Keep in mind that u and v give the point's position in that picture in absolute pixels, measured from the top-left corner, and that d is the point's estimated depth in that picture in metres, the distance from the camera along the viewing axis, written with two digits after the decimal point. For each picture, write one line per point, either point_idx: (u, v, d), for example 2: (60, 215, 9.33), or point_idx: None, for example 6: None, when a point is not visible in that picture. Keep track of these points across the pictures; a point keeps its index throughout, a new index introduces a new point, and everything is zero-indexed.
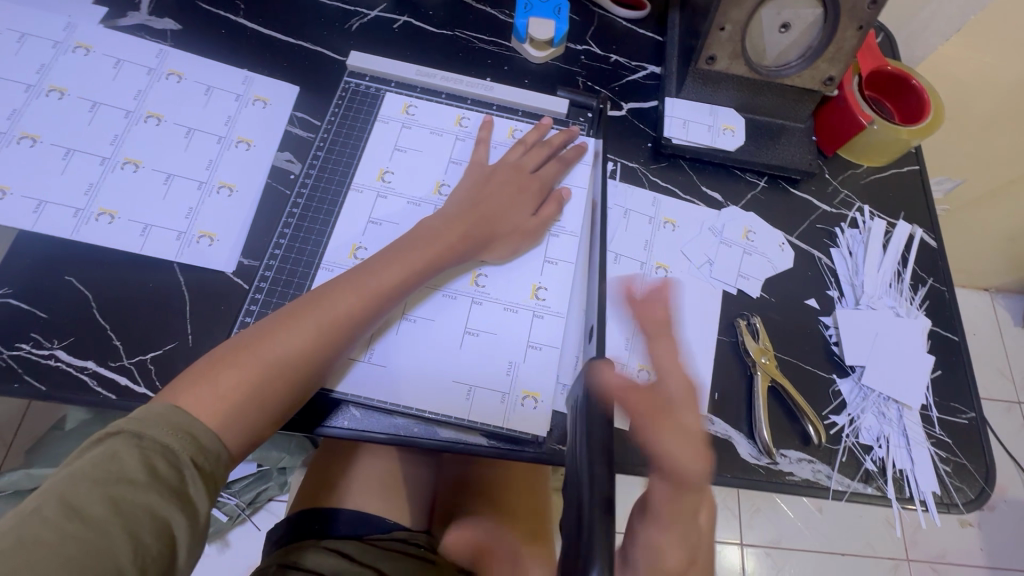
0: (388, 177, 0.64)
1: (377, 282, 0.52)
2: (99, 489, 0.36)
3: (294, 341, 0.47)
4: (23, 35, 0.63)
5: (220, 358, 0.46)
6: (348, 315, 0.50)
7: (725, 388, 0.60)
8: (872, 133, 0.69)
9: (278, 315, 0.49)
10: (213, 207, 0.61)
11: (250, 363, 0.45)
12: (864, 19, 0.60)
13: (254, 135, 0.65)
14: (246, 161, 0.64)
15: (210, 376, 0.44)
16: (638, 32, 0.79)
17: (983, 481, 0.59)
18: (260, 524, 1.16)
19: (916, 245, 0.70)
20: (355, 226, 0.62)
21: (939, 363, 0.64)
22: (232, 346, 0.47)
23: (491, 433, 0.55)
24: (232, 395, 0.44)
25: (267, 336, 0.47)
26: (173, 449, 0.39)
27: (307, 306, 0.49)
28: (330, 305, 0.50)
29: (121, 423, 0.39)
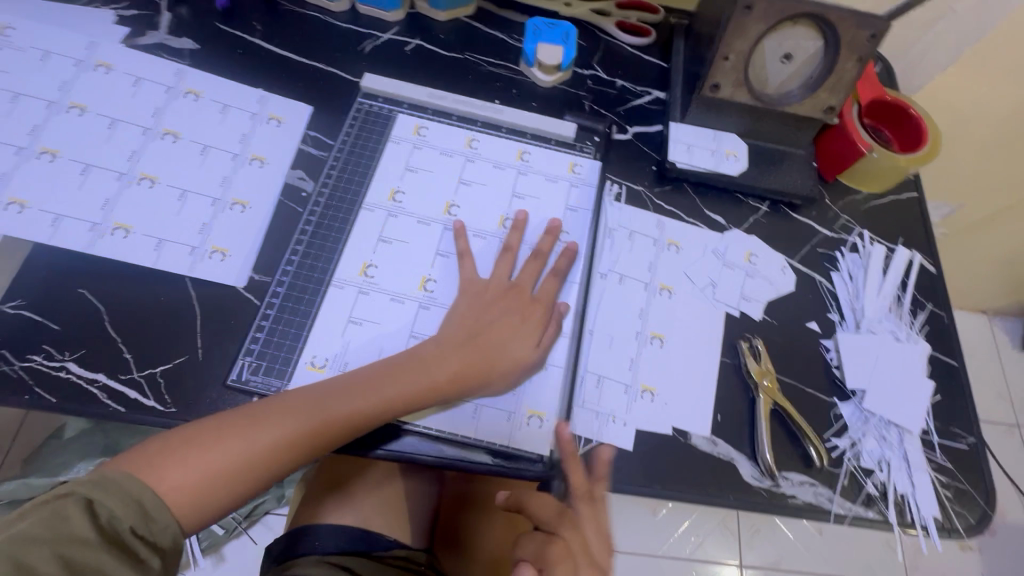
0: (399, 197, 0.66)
1: (371, 394, 0.53)
2: (49, 547, 0.40)
3: (274, 444, 0.49)
4: (46, 52, 0.64)
5: (200, 439, 0.48)
6: (339, 423, 0.51)
7: (728, 410, 0.61)
8: (871, 161, 0.71)
9: (265, 407, 0.50)
10: (227, 224, 0.62)
11: (220, 457, 0.48)
12: (864, 51, 0.62)
13: (269, 153, 0.67)
14: (260, 180, 0.65)
15: (190, 456, 0.47)
16: (643, 57, 0.82)
17: (985, 506, 0.59)
18: (257, 538, 1.15)
19: (915, 270, 0.71)
20: (366, 245, 0.63)
21: (939, 388, 0.65)
22: (216, 428, 0.49)
23: (495, 451, 0.56)
24: (202, 487, 0.47)
25: (252, 430, 0.49)
26: (119, 517, 0.43)
27: (294, 407, 0.51)
28: (322, 411, 0.51)
29: (77, 486, 0.43)
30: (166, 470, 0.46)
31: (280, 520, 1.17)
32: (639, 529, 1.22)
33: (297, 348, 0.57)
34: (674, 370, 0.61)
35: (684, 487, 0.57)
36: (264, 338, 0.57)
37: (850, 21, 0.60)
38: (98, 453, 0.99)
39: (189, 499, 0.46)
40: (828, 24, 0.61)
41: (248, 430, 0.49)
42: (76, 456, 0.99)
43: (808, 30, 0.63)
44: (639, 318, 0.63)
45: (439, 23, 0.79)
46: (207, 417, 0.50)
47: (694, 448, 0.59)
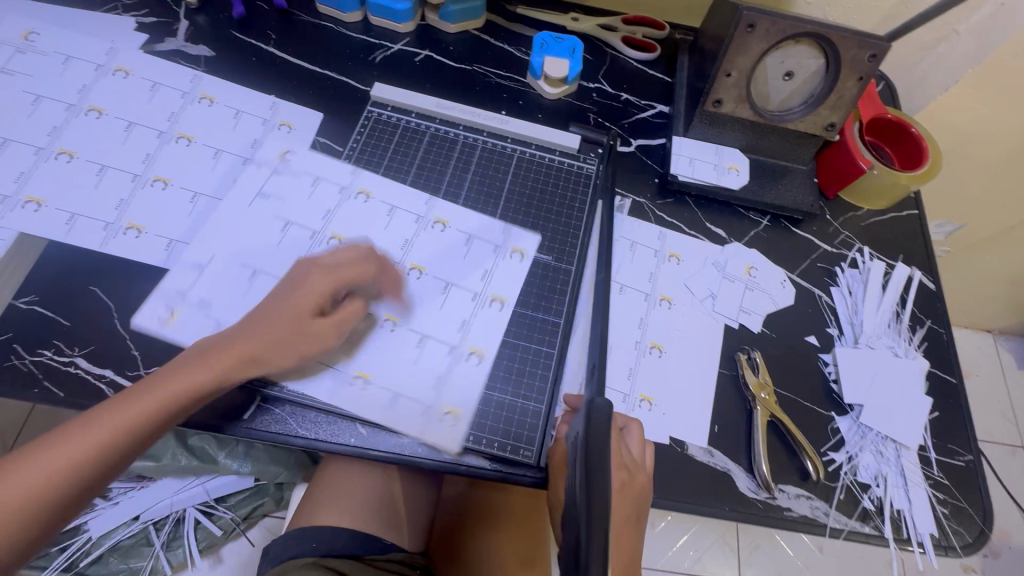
0: (367, 195, 0.67)
1: (236, 354, 0.50)
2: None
3: (126, 424, 0.44)
4: (67, 57, 0.66)
5: (38, 446, 0.42)
6: (204, 387, 0.48)
7: (725, 421, 0.61)
8: (872, 178, 0.71)
9: (123, 395, 0.46)
10: (233, 233, 0.62)
11: (63, 456, 0.42)
12: (863, 70, 0.63)
13: (298, 171, 0.67)
14: (285, 194, 0.65)
15: (14, 470, 0.41)
16: (648, 72, 0.83)
17: (982, 523, 0.59)
18: (254, 540, 1.15)
19: (915, 286, 0.71)
20: (272, 234, 0.63)
21: (937, 405, 0.65)
22: (65, 425, 0.44)
23: (494, 456, 0.56)
24: (43, 488, 0.41)
25: (96, 414, 0.44)
26: None
27: (151, 387, 0.46)
28: (158, 381, 0.47)
29: None
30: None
31: (278, 522, 1.18)
32: None
33: None
34: (672, 381, 0.62)
35: (680, 497, 0.57)
36: None
37: (850, 41, 0.61)
38: None
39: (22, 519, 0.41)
40: (829, 44, 0.62)
41: (109, 423, 0.44)
42: None
43: (810, 48, 0.64)
44: (638, 328, 0.64)
45: (449, 35, 0.81)
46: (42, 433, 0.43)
47: (690, 458, 0.59)
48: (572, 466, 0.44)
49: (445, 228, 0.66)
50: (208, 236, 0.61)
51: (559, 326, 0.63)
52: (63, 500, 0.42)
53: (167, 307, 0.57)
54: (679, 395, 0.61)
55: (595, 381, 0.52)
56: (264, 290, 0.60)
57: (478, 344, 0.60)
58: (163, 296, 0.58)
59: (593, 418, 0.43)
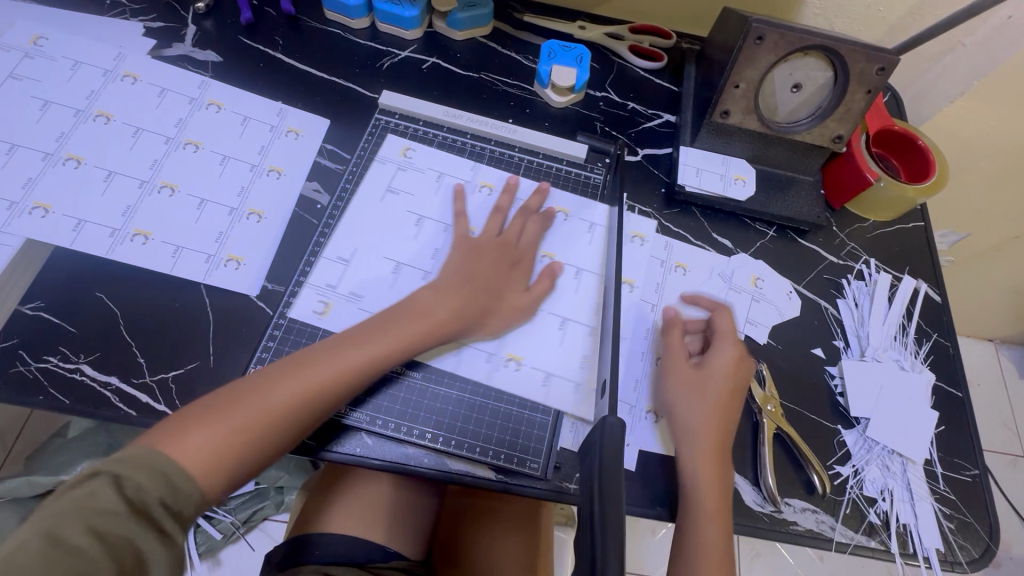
0: (490, 189, 0.70)
1: (408, 320, 0.55)
2: (80, 521, 0.37)
3: (361, 362, 0.52)
4: (76, 62, 0.66)
5: (240, 392, 0.47)
6: (396, 348, 0.54)
7: (731, 433, 0.61)
8: (879, 190, 0.71)
9: (308, 352, 0.51)
10: (377, 233, 0.65)
11: (258, 404, 0.47)
12: (872, 83, 0.63)
13: (421, 167, 0.70)
14: (413, 189, 0.69)
15: (241, 401, 0.47)
16: (655, 81, 0.83)
17: (988, 539, 0.59)
18: (254, 544, 1.15)
19: (921, 299, 0.71)
20: (406, 228, 0.66)
21: (943, 419, 0.65)
22: (283, 365, 0.50)
23: (499, 467, 0.56)
24: (282, 416, 0.47)
25: (337, 354, 0.51)
26: (145, 489, 0.40)
27: (340, 346, 0.52)
28: (399, 326, 0.54)
29: (102, 464, 0.40)
30: (222, 420, 0.45)
31: (278, 526, 1.17)
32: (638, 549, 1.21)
33: None
34: None
35: None
36: (276, 348, 0.58)
37: (859, 54, 0.61)
38: (102, 452, 1.01)
39: (250, 444, 0.46)
40: (838, 56, 0.62)
41: (297, 373, 0.49)
42: (80, 455, 1.00)
43: (818, 61, 0.64)
44: (642, 343, 0.64)
45: (456, 43, 0.81)
46: (221, 387, 0.49)
47: None
48: (582, 479, 0.44)
49: (568, 217, 0.70)
50: (344, 231, 0.64)
51: (566, 337, 0.62)
52: (292, 428, 0.48)
53: (321, 300, 0.61)
54: None
55: (604, 398, 0.52)
56: (409, 282, 0.63)
57: (588, 356, 0.61)
58: (316, 288, 0.61)
59: (607, 443, 0.42)
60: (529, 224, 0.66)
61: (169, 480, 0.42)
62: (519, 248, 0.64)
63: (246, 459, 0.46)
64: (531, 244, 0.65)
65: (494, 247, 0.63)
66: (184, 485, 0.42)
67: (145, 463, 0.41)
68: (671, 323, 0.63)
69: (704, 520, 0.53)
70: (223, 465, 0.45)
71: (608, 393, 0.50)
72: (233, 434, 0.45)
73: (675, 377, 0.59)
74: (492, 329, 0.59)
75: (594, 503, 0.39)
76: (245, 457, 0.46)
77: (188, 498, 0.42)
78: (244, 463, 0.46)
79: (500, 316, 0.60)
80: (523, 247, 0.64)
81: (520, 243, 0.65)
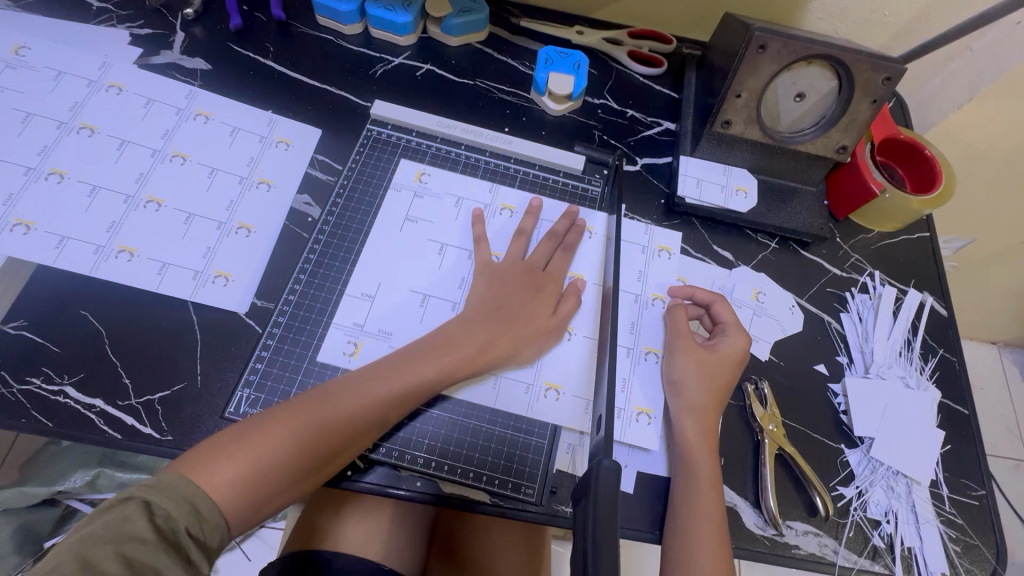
0: (511, 210, 0.68)
1: (437, 358, 0.55)
2: (111, 547, 0.38)
3: (384, 396, 0.52)
4: (59, 72, 0.65)
5: (269, 422, 0.48)
6: (425, 384, 0.53)
7: (732, 453, 0.59)
8: (884, 201, 0.69)
9: (336, 384, 0.52)
10: (397, 265, 0.63)
11: (288, 436, 0.48)
12: (878, 93, 0.61)
13: (438, 193, 0.68)
14: (432, 217, 0.67)
15: (267, 433, 0.47)
16: (654, 87, 0.81)
17: (995, 562, 0.58)
18: (250, 554, 1.14)
19: (927, 313, 0.70)
20: (428, 257, 0.64)
21: (948, 437, 0.63)
22: (309, 397, 0.50)
23: (494, 492, 0.54)
24: (306, 450, 0.48)
25: (360, 387, 0.51)
26: (174, 516, 0.42)
27: (370, 379, 0.52)
28: (425, 360, 0.54)
29: (135, 490, 0.42)
30: (250, 451, 0.46)
31: (275, 533, 1.16)
32: None
33: (295, 385, 0.57)
34: None
35: None
36: (264, 370, 0.57)
37: (865, 63, 0.59)
38: (96, 462, 0.99)
39: (275, 477, 0.47)
40: (842, 65, 0.60)
41: (324, 407, 0.49)
42: (73, 465, 0.99)
43: (823, 70, 0.62)
44: (622, 393, 0.60)
45: (451, 49, 0.79)
46: (260, 413, 0.50)
47: None
48: (575, 517, 0.43)
49: (593, 235, 0.68)
50: (360, 256, 0.63)
51: (562, 357, 0.61)
52: (315, 462, 0.49)
53: (349, 341, 0.59)
54: None
55: (598, 431, 0.50)
56: (438, 315, 0.61)
57: (645, 404, 0.60)
58: (343, 329, 0.59)
59: (600, 483, 0.41)
60: (558, 250, 0.65)
61: (195, 509, 0.43)
62: (548, 274, 0.63)
63: (271, 493, 0.47)
64: (560, 269, 0.64)
65: (522, 273, 0.62)
66: (211, 515, 0.44)
67: (175, 490, 0.43)
68: (679, 346, 0.60)
69: (704, 548, 0.50)
70: (249, 497, 0.46)
71: (603, 425, 0.48)
72: (260, 466, 0.46)
73: (688, 399, 0.57)
74: (527, 358, 0.59)
75: (587, 549, 0.38)
76: (269, 490, 0.47)
77: (213, 528, 0.44)
78: (269, 498, 0.47)
79: (530, 346, 0.59)
80: (554, 273, 0.63)
81: (548, 268, 0.64)
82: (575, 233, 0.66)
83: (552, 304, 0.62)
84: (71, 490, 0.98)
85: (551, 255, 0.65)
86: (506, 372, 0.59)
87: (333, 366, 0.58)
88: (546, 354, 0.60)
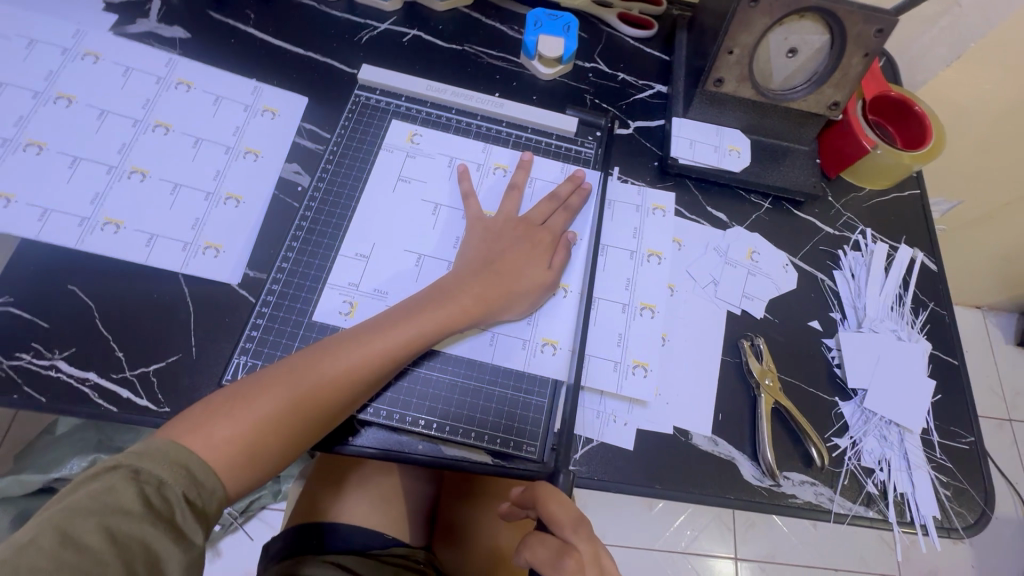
0: (504, 169, 0.68)
1: (432, 310, 0.54)
2: (94, 519, 0.38)
3: (379, 352, 0.51)
4: (31, 41, 0.62)
5: (265, 380, 0.48)
6: (421, 337, 0.53)
7: (729, 408, 0.60)
8: (876, 158, 0.69)
9: (332, 341, 0.51)
10: (390, 227, 0.62)
11: (285, 393, 0.47)
12: (870, 46, 0.61)
13: (431, 153, 0.67)
14: (425, 178, 0.66)
15: (262, 392, 0.47)
16: (645, 50, 0.80)
17: (984, 504, 0.60)
18: (252, 533, 1.14)
19: (917, 268, 0.71)
20: (421, 217, 0.64)
21: (939, 387, 0.65)
22: (304, 356, 0.50)
23: (495, 450, 0.55)
24: (301, 408, 0.48)
25: (355, 344, 0.51)
26: (167, 483, 0.41)
27: (365, 335, 0.52)
28: (418, 315, 0.54)
29: (121, 458, 0.41)
30: (247, 410, 0.46)
31: (276, 514, 1.16)
32: (634, 521, 1.23)
33: (293, 349, 0.56)
34: (674, 368, 0.61)
35: (687, 486, 0.57)
36: (260, 337, 0.56)
37: (857, 15, 0.59)
38: (92, 448, 0.98)
39: (274, 436, 0.47)
40: (834, 19, 0.60)
41: (319, 363, 0.49)
42: (71, 451, 0.98)
43: (815, 24, 0.62)
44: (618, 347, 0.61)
45: (438, 14, 0.77)
46: (257, 372, 0.49)
47: (695, 448, 0.58)
48: None
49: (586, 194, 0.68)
50: (354, 220, 0.62)
51: (561, 318, 0.61)
52: (312, 421, 0.49)
53: (345, 300, 0.58)
54: (681, 383, 0.60)
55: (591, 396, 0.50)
56: (434, 274, 0.61)
57: (640, 358, 0.60)
58: (338, 289, 0.59)
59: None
60: (560, 211, 0.65)
61: (190, 475, 0.42)
62: (544, 229, 0.63)
63: (270, 452, 0.47)
64: (553, 225, 0.64)
65: (519, 228, 0.62)
66: (207, 480, 0.43)
67: (167, 456, 0.42)
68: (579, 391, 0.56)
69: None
70: (248, 456, 0.46)
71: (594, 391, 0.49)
72: (257, 425, 0.46)
73: None
74: (519, 313, 0.59)
75: None
76: (269, 451, 0.47)
77: (211, 493, 0.43)
78: (269, 458, 0.47)
79: (524, 301, 0.59)
80: (551, 228, 0.63)
81: (545, 225, 0.63)
82: (580, 195, 0.66)
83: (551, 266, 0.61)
84: (68, 476, 0.96)
85: (551, 214, 0.64)
86: (502, 327, 0.59)
87: (330, 327, 0.57)
88: (541, 310, 0.61)
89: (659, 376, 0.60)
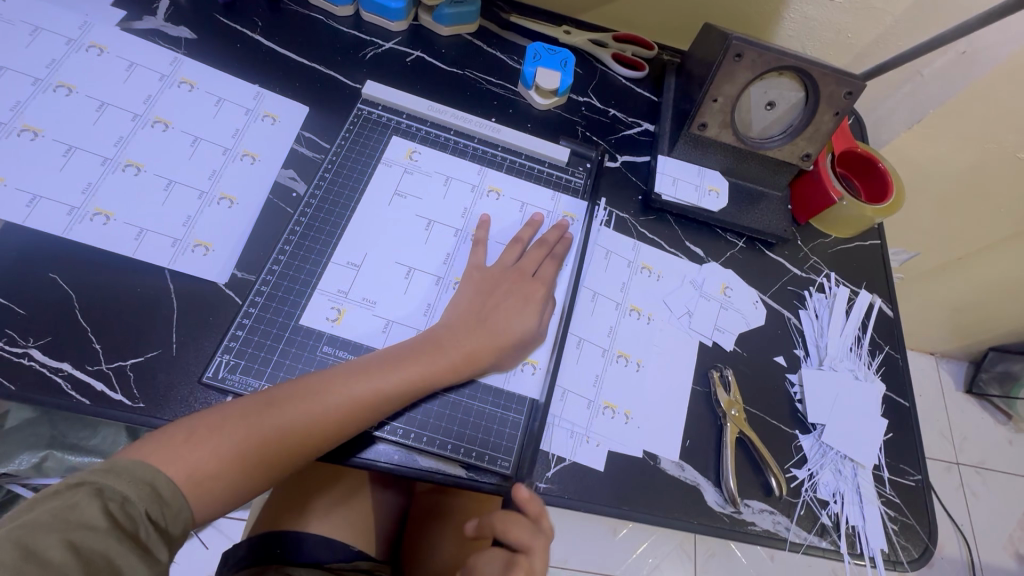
0: (497, 193, 0.70)
1: (420, 360, 0.55)
2: (57, 535, 0.37)
3: (361, 398, 0.52)
4: (36, 28, 0.63)
5: (244, 412, 0.48)
6: (404, 387, 0.54)
7: (696, 435, 0.63)
8: (842, 209, 0.74)
9: (316, 381, 0.52)
10: (382, 238, 0.64)
11: (260, 428, 0.48)
12: (840, 106, 0.66)
13: (428, 171, 0.70)
14: (420, 194, 0.68)
15: (236, 424, 0.48)
16: (635, 90, 0.85)
17: (927, 540, 0.63)
18: (207, 541, 1.11)
19: (875, 314, 0.75)
20: (418, 232, 0.65)
21: (892, 426, 0.69)
22: (286, 391, 0.51)
23: (469, 465, 0.56)
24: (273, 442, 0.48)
25: (338, 386, 0.51)
26: (132, 500, 0.41)
27: (350, 378, 0.52)
28: (406, 364, 0.54)
29: (84, 475, 0.40)
30: (219, 438, 0.47)
31: (232, 524, 1.12)
32: (597, 547, 1.24)
33: (277, 350, 0.57)
34: (648, 393, 0.63)
35: (651, 509, 0.58)
36: (245, 337, 0.56)
37: (829, 78, 0.64)
38: (44, 444, 0.95)
39: (241, 466, 0.47)
40: (809, 78, 0.65)
41: (298, 402, 0.50)
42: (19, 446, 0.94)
43: (791, 82, 0.67)
44: (594, 373, 0.63)
45: (441, 38, 0.81)
46: (242, 398, 0.50)
47: (662, 472, 0.60)
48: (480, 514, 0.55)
49: (574, 221, 0.72)
50: (351, 230, 0.63)
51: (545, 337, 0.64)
52: (282, 455, 0.49)
53: (333, 307, 0.59)
54: (655, 408, 0.63)
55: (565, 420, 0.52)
56: (423, 287, 0.63)
57: (614, 391, 0.63)
58: (327, 295, 0.60)
59: None
60: (548, 258, 0.66)
61: (156, 493, 0.42)
62: (534, 279, 0.64)
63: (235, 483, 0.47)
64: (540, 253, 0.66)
65: (510, 251, 0.65)
66: (172, 499, 0.43)
67: (135, 475, 0.42)
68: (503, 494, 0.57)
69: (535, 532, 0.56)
70: (216, 483, 0.46)
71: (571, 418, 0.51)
72: (227, 456, 0.46)
73: None
74: (514, 343, 0.60)
75: None
76: (234, 482, 0.47)
77: (175, 514, 0.43)
78: (233, 486, 0.47)
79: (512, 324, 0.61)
80: (542, 279, 0.64)
81: (536, 274, 0.65)
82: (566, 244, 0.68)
83: (536, 291, 0.63)
84: (14, 472, 0.93)
85: (541, 263, 0.66)
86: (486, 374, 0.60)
87: (315, 331, 0.58)
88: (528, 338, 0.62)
89: (632, 401, 0.63)
